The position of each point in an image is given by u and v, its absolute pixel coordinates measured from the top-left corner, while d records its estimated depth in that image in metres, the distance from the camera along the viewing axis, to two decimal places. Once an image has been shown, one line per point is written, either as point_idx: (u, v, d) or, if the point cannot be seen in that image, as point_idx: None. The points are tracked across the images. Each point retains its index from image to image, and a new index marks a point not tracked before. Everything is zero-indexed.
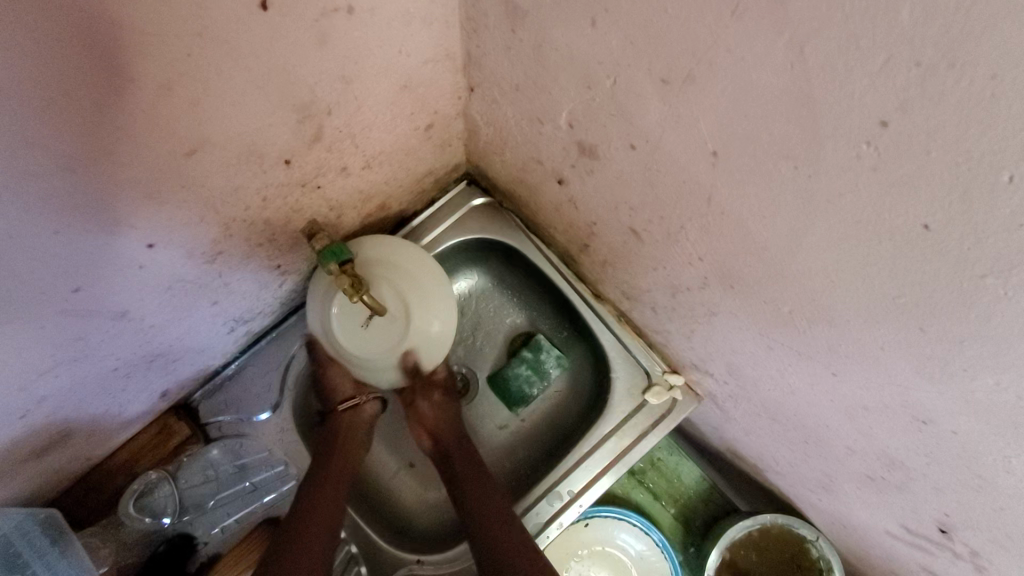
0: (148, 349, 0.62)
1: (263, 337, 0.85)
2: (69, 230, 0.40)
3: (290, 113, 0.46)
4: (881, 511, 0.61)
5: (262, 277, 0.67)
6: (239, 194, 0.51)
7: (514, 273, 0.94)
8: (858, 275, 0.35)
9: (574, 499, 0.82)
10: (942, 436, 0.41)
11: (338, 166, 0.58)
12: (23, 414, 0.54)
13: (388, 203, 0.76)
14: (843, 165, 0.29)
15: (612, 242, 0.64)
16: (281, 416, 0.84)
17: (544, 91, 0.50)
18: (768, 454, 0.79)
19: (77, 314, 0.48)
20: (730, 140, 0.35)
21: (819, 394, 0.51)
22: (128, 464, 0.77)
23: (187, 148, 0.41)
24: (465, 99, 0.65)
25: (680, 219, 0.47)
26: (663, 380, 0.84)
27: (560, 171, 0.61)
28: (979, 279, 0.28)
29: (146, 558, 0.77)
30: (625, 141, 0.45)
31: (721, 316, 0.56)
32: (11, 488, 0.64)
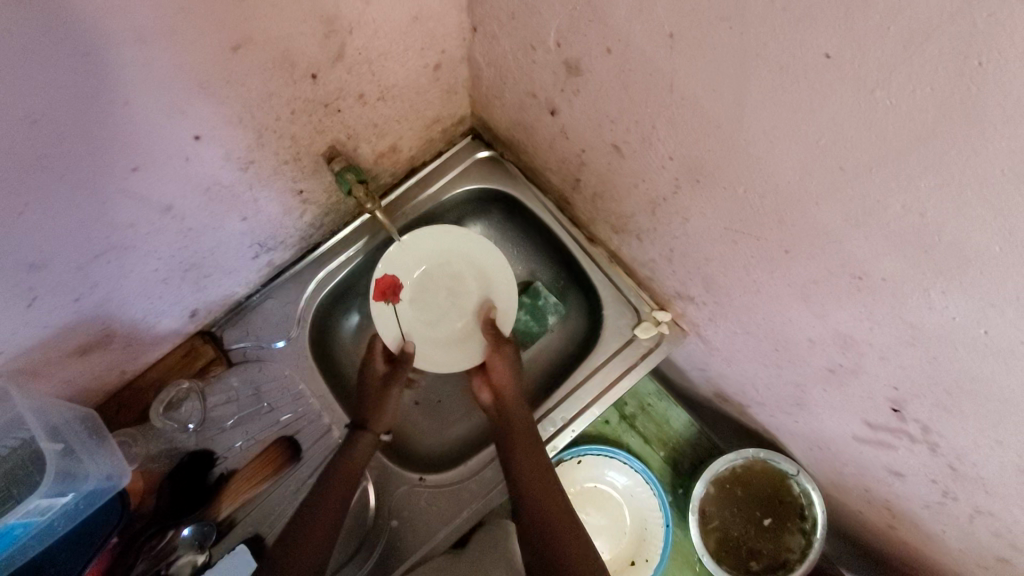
0: (185, 257, 0.70)
1: (284, 272, 0.92)
2: (135, 104, 0.48)
3: (319, 26, 0.54)
4: (845, 412, 0.66)
5: (287, 200, 0.75)
6: (271, 102, 0.59)
7: (515, 224, 1.01)
8: (787, 128, 0.41)
9: (566, 425, 0.88)
10: (876, 288, 0.46)
11: (356, 91, 0.66)
12: (77, 296, 0.62)
13: (399, 145, 0.84)
14: (764, 14, 0.36)
15: (600, 168, 0.72)
16: (297, 345, 0.91)
17: (536, 13, 0.57)
18: (749, 385, 0.84)
19: (131, 196, 0.55)
20: (681, 17, 0.42)
21: (779, 284, 0.57)
22: (158, 382, 0.84)
23: (233, 42, 0.49)
24: (469, 41, 0.73)
25: (652, 117, 0.54)
26: (650, 317, 0.90)
27: (552, 100, 0.68)
28: (871, 97, 0.34)
29: (172, 466, 0.83)
30: (602, 46, 0.52)
31: (693, 222, 0.62)
32: (58, 381, 0.71)
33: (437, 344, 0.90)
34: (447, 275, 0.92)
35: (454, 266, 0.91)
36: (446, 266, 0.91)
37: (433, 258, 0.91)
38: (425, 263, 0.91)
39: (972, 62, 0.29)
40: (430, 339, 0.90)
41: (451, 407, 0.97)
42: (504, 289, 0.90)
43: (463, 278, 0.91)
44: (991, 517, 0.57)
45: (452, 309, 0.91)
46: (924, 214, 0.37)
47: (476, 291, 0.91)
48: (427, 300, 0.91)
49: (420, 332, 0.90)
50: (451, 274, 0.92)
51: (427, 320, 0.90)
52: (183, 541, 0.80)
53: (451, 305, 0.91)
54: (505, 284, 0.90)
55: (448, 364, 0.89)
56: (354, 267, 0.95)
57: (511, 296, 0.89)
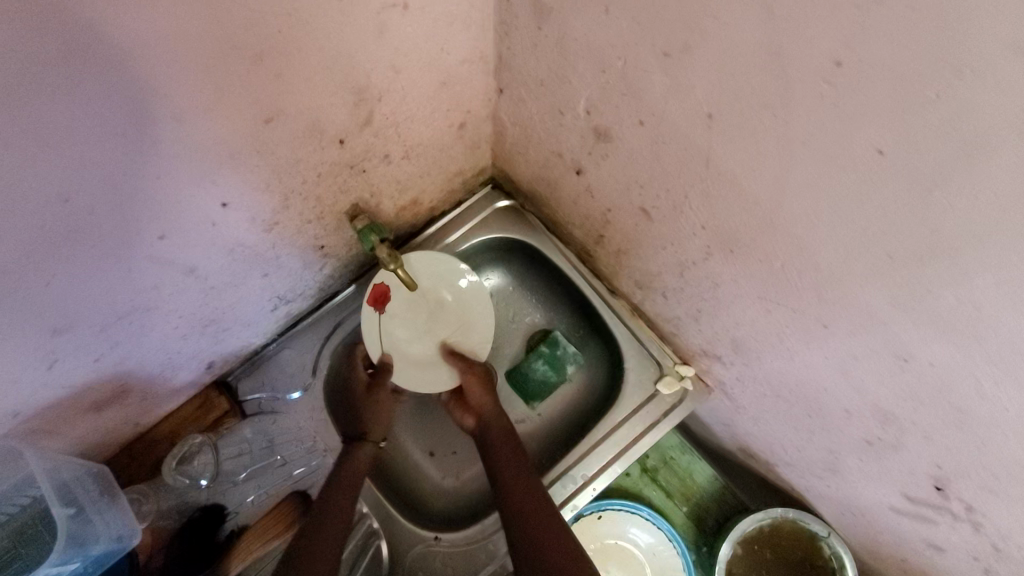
0: (205, 314, 0.69)
1: (301, 321, 0.91)
2: (167, 177, 0.48)
3: (350, 94, 0.54)
4: (883, 483, 0.63)
5: (308, 255, 0.75)
6: (299, 166, 0.59)
7: (534, 273, 1.01)
8: (832, 214, 0.41)
9: (588, 482, 0.85)
10: (922, 372, 0.44)
11: (383, 152, 0.67)
12: (97, 357, 0.61)
13: (421, 198, 0.84)
14: (812, 108, 0.36)
15: (626, 227, 0.71)
16: (313, 396, 0.90)
17: (565, 82, 0.58)
18: (777, 444, 0.81)
19: (158, 261, 0.55)
20: (721, 101, 0.42)
21: (815, 355, 0.56)
22: (171, 434, 0.83)
23: (265, 114, 0.49)
24: (494, 100, 0.73)
25: (684, 187, 0.54)
26: (674, 372, 0.88)
27: (578, 161, 0.68)
28: (926, 194, 0.33)
29: (181, 523, 0.81)
30: (635, 118, 0.52)
31: (725, 287, 0.61)
32: (72, 438, 0.70)
33: (413, 365, 0.86)
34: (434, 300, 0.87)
35: (441, 286, 0.87)
36: (433, 287, 0.87)
37: (426, 275, 0.86)
38: (417, 279, 0.86)
39: None
40: (408, 359, 0.86)
41: (466, 457, 0.95)
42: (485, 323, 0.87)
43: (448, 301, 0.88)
44: None
45: (432, 331, 0.87)
46: (979, 308, 0.36)
47: (458, 320, 0.88)
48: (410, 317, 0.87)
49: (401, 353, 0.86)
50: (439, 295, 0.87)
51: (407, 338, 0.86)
52: None
53: (433, 327, 0.87)
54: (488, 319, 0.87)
55: (419, 386, 0.86)
56: None
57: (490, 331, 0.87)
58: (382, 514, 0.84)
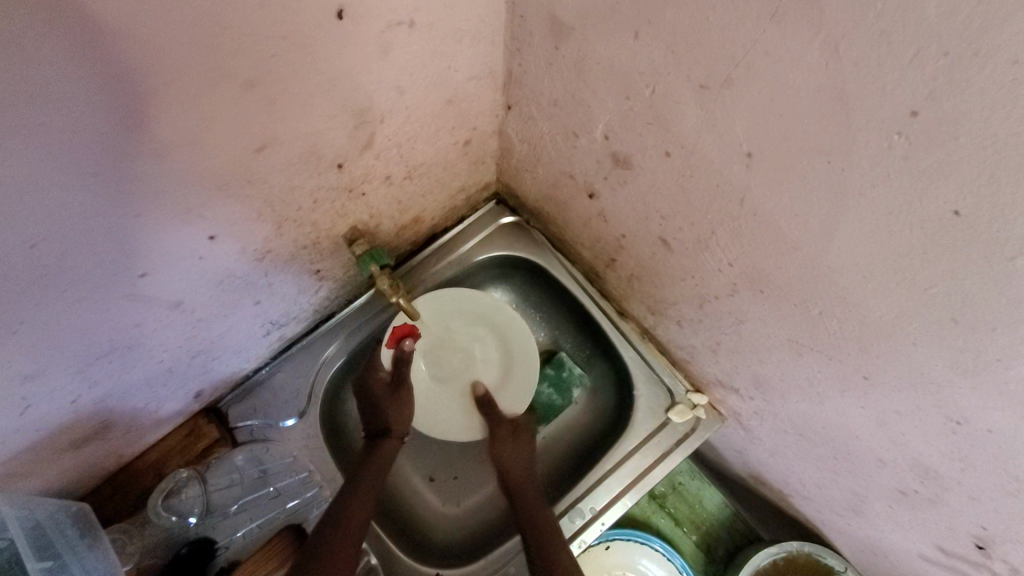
0: (192, 346, 0.65)
1: (294, 344, 0.87)
2: (148, 214, 0.43)
3: (349, 119, 0.50)
4: (912, 531, 0.60)
5: (303, 280, 0.70)
6: (294, 194, 0.54)
7: (539, 292, 0.96)
8: (889, 268, 0.36)
9: (596, 516, 0.81)
10: (977, 437, 0.41)
11: (384, 174, 0.62)
12: (73, 398, 0.56)
13: (422, 217, 0.80)
14: (877, 157, 0.31)
15: (641, 254, 0.67)
16: (308, 423, 0.85)
17: (583, 105, 0.53)
18: (794, 478, 0.78)
19: (139, 299, 0.50)
20: (764, 140, 0.38)
21: (849, 403, 0.52)
22: (156, 465, 0.78)
23: (257, 144, 0.45)
24: (502, 117, 0.69)
25: (712, 223, 0.50)
26: (686, 399, 0.85)
27: (592, 185, 0.64)
28: (1009, 262, 0.29)
29: (167, 560, 0.76)
30: (660, 148, 0.48)
31: (749, 325, 0.57)
32: (49, 477, 0.65)
33: (444, 408, 0.88)
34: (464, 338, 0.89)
35: (477, 329, 0.90)
36: (469, 330, 0.89)
37: (461, 316, 0.89)
38: (449, 320, 0.88)
39: None
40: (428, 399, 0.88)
41: (466, 483, 0.92)
42: (523, 368, 0.87)
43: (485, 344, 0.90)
44: None
45: (465, 374, 0.89)
46: None
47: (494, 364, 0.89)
48: (446, 358, 0.89)
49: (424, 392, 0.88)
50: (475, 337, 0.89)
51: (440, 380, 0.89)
52: None
53: (467, 369, 0.89)
54: (525, 364, 0.88)
55: (446, 431, 0.87)
56: (370, 338, 0.90)
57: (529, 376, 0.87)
58: (380, 548, 0.80)
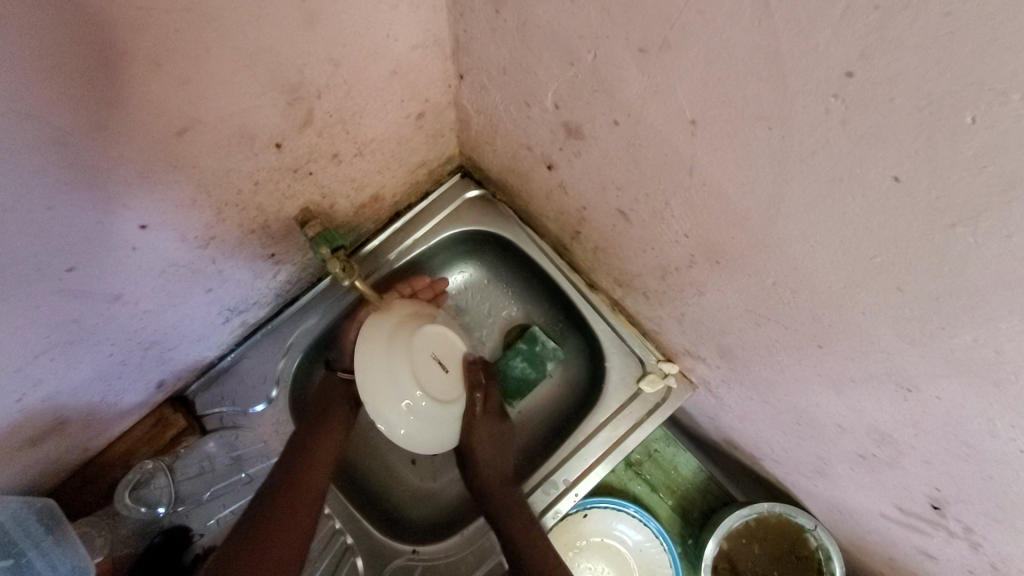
0: (144, 337, 0.63)
1: (259, 329, 0.85)
2: (63, 206, 0.40)
3: (280, 95, 0.47)
4: (874, 492, 0.61)
5: (258, 265, 0.68)
6: (231, 177, 0.51)
7: (508, 266, 0.95)
8: (835, 237, 0.35)
9: (569, 487, 0.82)
10: (927, 403, 0.41)
11: (330, 152, 0.59)
12: (18, 398, 0.54)
13: (382, 193, 0.77)
14: (815, 122, 0.30)
15: (603, 226, 0.65)
16: (277, 408, 0.85)
17: (530, 72, 0.50)
18: (764, 442, 0.79)
19: (71, 294, 0.48)
20: (706, 106, 0.36)
21: (808, 371, 0.52)
22: (125, 456, 0.76)
23: (177, 126, 0.42)
24: (455, 87, 0.66)
25: (666, 194, 0.48)
26: (657, 368, 0.84)
27: (549, 156, 0.62)
28: (949, 230, 0.28)
29: (140, 551, 0.77)
30: (608, 117, 0.46)
31: (710, 296, 0.56)
32: (7, 479, 0.63)
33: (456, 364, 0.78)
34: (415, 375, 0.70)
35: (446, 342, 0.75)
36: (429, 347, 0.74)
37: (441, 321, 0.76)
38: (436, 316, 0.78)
39: None
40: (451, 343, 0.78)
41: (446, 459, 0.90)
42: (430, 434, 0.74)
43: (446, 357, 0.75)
44: None
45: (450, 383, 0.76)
46: (1001, 353, 0.31)
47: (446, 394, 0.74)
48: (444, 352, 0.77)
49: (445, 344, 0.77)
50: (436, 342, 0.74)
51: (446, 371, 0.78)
52: None
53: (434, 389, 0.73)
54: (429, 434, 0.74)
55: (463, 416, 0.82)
56: (336, 319, 0.88)
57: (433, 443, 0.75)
58: (356, 529, 0.81)
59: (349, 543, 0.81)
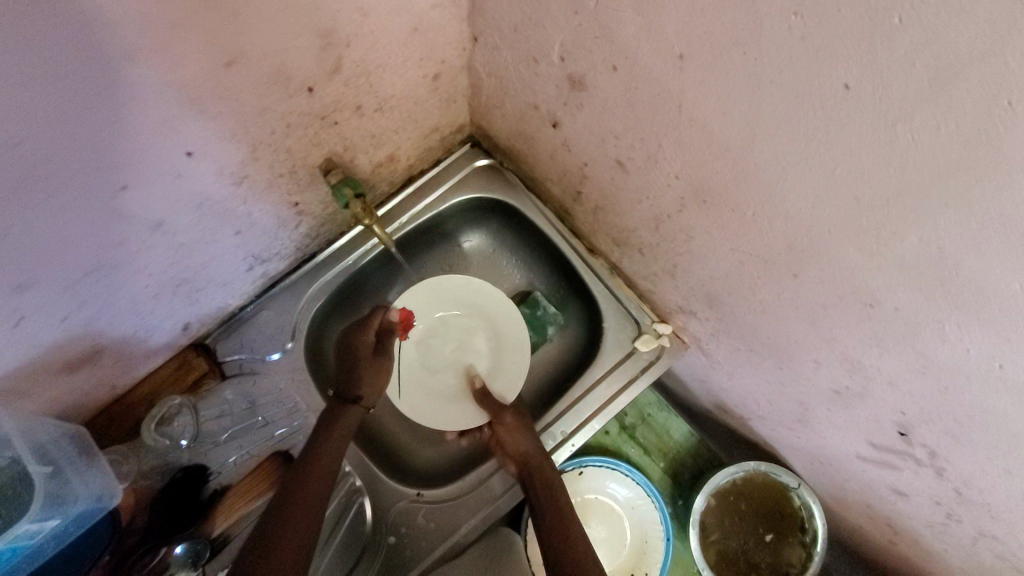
0: (176, 273, 0.68)
1: (277, 283, 0.91)
2: (126, 121, 0.46)
3: (316, 39, 0.53)
4: (850, 432, 0.65)
5: (282, 212, 0.74)
6: (267, 116, 0.57)
7: (513, 233, 1.00)
8: (801, 155, 0.40)
9: (566, 438, 0.87)
10: (887, 318, 0.45)
11: (355, 104, 0.65)
12: (64, 316, 0.59)
13: (397, 155, 0.83)
14: (781, 41, 0.35)
15: (602, 182, 0.70)
16: (292, 357, 0.90)
17: (539, 27, 0.56)
18: (751, 398, 0.83)
19: (120, 214, 0.54)
20: (692, 38, 0.41)
21: (786, 306, 0.56)
22: (150, 395, 0.82)
23: (225, 57, 0.48)
24: (470, 51, 0.71)
25: (658, 136, 0.53)
26: (651, 329, 0.89)
27: (554, 114, 0.67)
28: (892, 128, 0.33)
29: (162, 485, 0.81)
30: (608, 63, 0.51)
31: (699, 240, 0.61)
32: (46, 401, 0.69)
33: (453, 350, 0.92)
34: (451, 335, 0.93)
35: (474, 321, 0.93)
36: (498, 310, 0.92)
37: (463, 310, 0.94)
38: (448, 310, 0.93)
39: (1001, 102, 0.28)
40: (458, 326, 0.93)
41: None
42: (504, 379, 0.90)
43: (472, 330, 0.93)
44: (998, 543, 0.56)
45: (460, 362, 0.92)
46: (943, 249, 0.36)
47: (486, 353, 0.92)
48: (435, 347, 0.92)
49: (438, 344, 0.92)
50: (460, 320, 0.93)
51: (428, 370, 0.91)
52: (180, 555, 0.78)
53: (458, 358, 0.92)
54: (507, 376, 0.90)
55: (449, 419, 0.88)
56: (350, 277, 0.93)
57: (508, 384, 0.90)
58: (364, 471, 0.86)
59: (358, 485, 0.85)
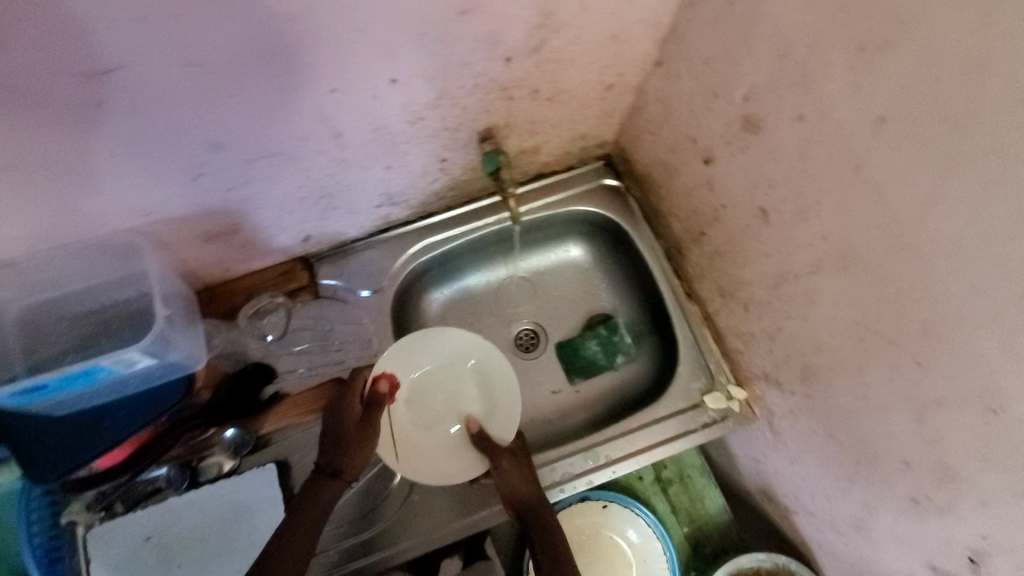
0: (324, 185, 0.74)
1: (392, 229, 0.97)
2: (364, 33, 0.52)
3: (534, 16, 0.58)
4: (911, 549, 0.63)
5: (430, 163, 0.79)
6: (464, 71, 0.62)
7: (616, 257, 1.02)
8: (977, 241, 0.41)
9: (609, 464, 0.87)
10: (1009, 428, 0.44)
11: (534, 86, 0.70)
12: (230, 187, 0.66)
13: (542, 148, 0.87)
14: (1000, 122, 0.37)
15: (734, 229, 0.72)
16: (382, 299, 0.94)
17: (734, 64, 0.59)
18: (806, 490, 0.83)
19: (319, 113, 0.60)
20: (901, 104, 0.43)
21: (893, 396, 0.56)
22: (250, 290, 0.90)
23: (462, 7, 0.53)
24: (648, 73, 0.75)
25: (820, 192, 0.55)
26: (725, 389, 0.89)
27: (711, 150, 0.70)
28: None
29: (235, 372, 0.87)
30: (795, 111, 0.54)
31: (820, 306, 0.62)
32: (177, 258, 0.76)
33: (436, 399, 0.89)
34: (445, 390, 0.90)
35: (467, 373, 0.91)
36: (494, 372, 0.90)
37: (462, 365, 0.91)
38: (447, 365, 0.91)
39: None
40: (443, 376, 0.90)
41: None
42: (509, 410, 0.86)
43: (465, 384, 0.90)
44: None
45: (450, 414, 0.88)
46: None
47: (478, 399, 0.89)
48: (421, 400, 0.88)
49: (422, 398, 0.89)
50: (453, 376, 0.91)
51: (419, 426, 0.87)
52: (228, 439, 0.85)
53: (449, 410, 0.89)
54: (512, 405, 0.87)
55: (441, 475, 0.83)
56: (456, 248, 0.99)
57: (516, 401, 0.86)
58: None
59: None
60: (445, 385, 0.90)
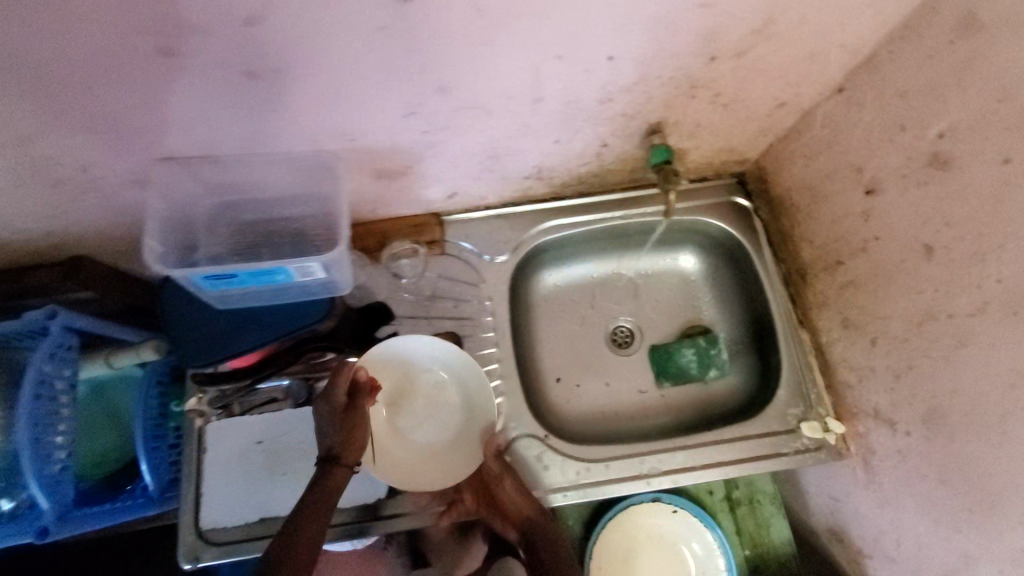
0: (492, 146, 0.78)
1: (522, 205, 1.01)
2: (612, 8, 0.56)
3: (756, 20, 0.62)
4: None
5: (590, 146, 0.83)
6: (671, 62, 0.66)
7: (727, 274, 1.05)
8: None
9: (695, 469, 0.89)
10: None
11: (718, 90, 0.73)
12: (428, 130, 0.72)
13: (690, 153, 0.90)
14: None
15: (882, 260, 0.75)
16: (503, 267, 0.98)
17: (936, 100, 0.63)
18: (890, 535, 0.84)
19: (535, 76, 0.64)
20: None
21: None
22: (385, 234, 0.95)
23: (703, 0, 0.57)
24: (824, 98, 0.79)
25: (1006, 234, 0.59)
26: (822, 420, 0.89)
27: (877, 180, 0.73)
28: None
29: (352, 308, 0.93)
30: (999, 154, 0.58)
31: (970, 347, 0.64)
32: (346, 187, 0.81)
33: (413, 405, 0.86)
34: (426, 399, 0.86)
35: (448, 383, 0.87)
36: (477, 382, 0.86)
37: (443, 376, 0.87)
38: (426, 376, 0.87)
39: None
40: (419, 382, 0.86)
41: (586, 394, 1.03)
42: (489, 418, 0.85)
43: (446, 395, 0.87)
44: None
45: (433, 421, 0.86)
46: None
47: (459, 408, 0.86)
48: (402, 407, 0.85)
49: (401, 404, 0.85)
50: (432, 386, 0.87)
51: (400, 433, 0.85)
52: None
53: (428, 419, 0.85)
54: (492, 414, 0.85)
55: (432, 479, 0.84)
56: (575, 235, 1.02)
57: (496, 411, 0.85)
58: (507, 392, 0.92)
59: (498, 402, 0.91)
60: (422, 392, 0.86)
